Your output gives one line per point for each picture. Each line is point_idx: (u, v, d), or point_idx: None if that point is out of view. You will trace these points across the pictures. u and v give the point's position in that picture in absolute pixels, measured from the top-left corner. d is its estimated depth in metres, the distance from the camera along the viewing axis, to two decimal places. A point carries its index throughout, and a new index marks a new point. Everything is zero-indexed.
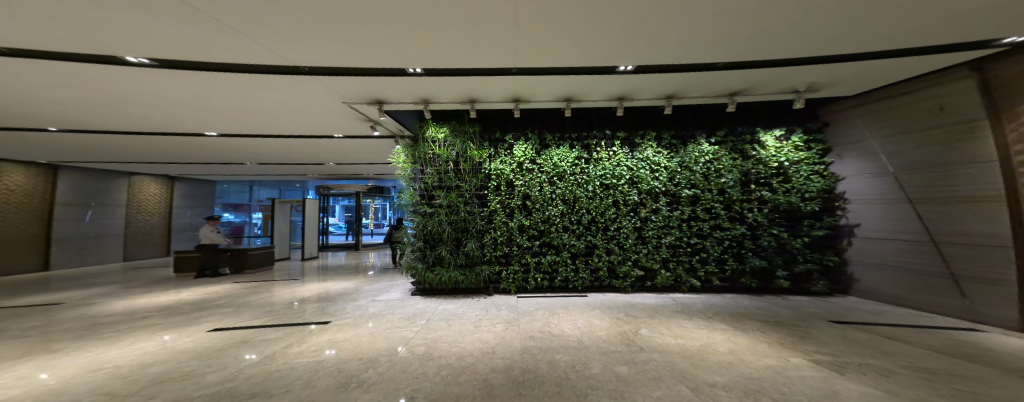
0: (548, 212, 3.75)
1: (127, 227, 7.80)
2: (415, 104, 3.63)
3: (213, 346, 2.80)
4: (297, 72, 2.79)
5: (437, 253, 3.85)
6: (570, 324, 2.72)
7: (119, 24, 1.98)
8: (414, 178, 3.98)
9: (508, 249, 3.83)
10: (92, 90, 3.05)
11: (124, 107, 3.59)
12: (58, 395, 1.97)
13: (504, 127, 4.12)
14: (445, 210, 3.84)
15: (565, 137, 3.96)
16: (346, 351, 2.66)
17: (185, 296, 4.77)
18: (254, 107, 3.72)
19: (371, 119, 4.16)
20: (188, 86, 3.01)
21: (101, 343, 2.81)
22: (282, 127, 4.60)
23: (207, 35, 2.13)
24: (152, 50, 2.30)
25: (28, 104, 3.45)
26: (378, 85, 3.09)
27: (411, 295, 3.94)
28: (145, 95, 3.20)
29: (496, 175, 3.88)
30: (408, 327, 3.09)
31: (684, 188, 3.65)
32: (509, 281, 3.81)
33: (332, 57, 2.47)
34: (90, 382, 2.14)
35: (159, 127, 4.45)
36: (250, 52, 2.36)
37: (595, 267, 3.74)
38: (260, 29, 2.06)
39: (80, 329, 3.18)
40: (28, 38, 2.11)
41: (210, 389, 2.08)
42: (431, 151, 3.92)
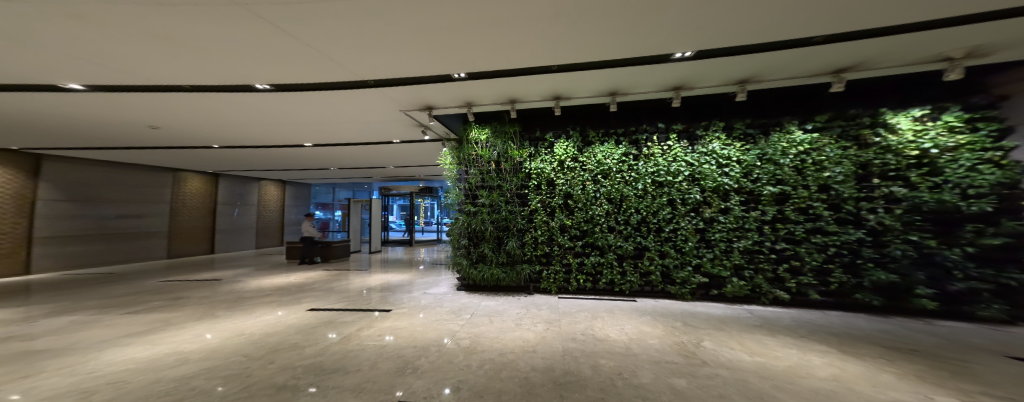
0: (591, 212, 3.61)
1: (258, 221, 9.45)
2: (461, 107, 3.74)
3: (308, 323, 3.23)
4: (365, 85, 3.07)
5: (480, 250, 3.95)
6: (615, 329, 2.57)
7: (235, 56, 2.37)
8: (459, 179, 4.12)
9: (549, 249, 3.78)
10: (222, 113, 3.74)
11: (245, 126, 4.33)
12: (217, 351, 2.44)
13: (548, 126, 4.04)
14: (487, 210, 3.93)
15: (611, 133, 3.76)
16: (402, 337, 2.86)
17: (293, 278, 5.65)
18: (333, 120, 4.21)
19: (421, 124, 4.42)
20: (288, 104, 3.51)
21: (241, 313, 3.45)
22: (353, 135, 5.14)
23: (298, 58, 2.44)
24: (260, 74, 2.72)
25: (184, 128, 4.34)
26: (432, 93, 3.27)
27: (457, 289, 4.10)
28: (259, 113, 3.81)
29: (536, 174, 3.85)
30: (456, 319, 3.23)
31: (768, 185, 3.21)
32: (550, 281, 3.76)
33: (394, 69, 2.68)
34: (236, 343, 2.62)
35: (266, 141, 5.28)
36: (331, 69, 2.66)
37: (645, 271, 3.52)
38: (339, 49, 2.31)
39: (238, 300, 3.91)
40: (178, 74, 2.65)
41: (309, 361, 2.39)
42: (474, 152, 4.02)
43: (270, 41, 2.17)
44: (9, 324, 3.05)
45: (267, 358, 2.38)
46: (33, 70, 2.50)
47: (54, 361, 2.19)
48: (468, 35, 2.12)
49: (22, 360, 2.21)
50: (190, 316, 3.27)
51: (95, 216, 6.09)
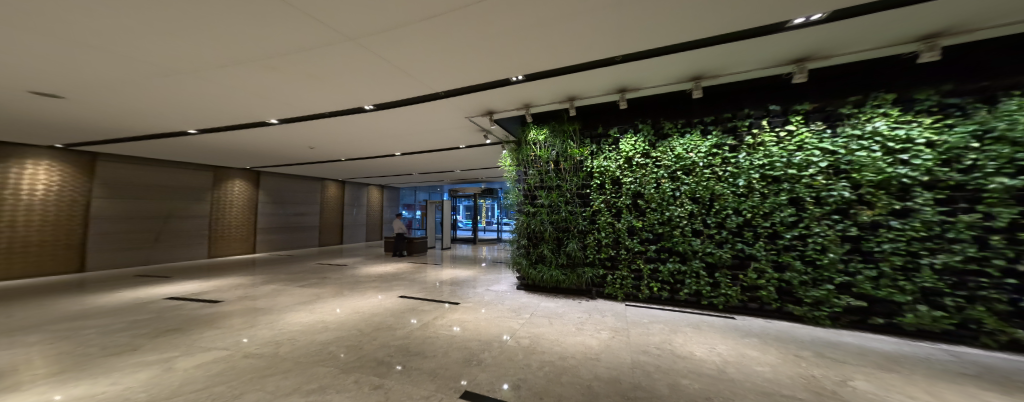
0: (668, 213, 3.26)
1: (367, 218, 11.78)
2: (518, 110, 3.80)
3: (397, 309, 3.67)
4: (434, 97, 3.38)
5: (538, 252, 3.94)
6: (702, 347, 2.27)
7: (331, 78, 2.87)
8: (519, 180, 4.18)
9: (614, 252, 3.56)
10: (331, 127, 4.60)
11: (348, 137, 5.26)
12: (342, 324, 3.19)
13: (616, 121, 3.77)
14: (546, 210, 3.89)
15: (692, 123, 3.34)
16: (468, 330, 3.01)
17: (388, 268, 6.67)
18: (411, 131, 4.77)
19: (483, 129, 4.60)
20: (376, 118, 4.13)
21: (353, 296, 4.32)
22: (428, 144, 5.73)
23: (377, 75, 2.83)
24: (356, 93, 3.24)
25: (326, 145, 5.85)
26: (494, 100, 3.47)
27: (518, 289, 4.14)
28: (359, 127, 4.60)
29: (599, 173, 3.67)
30: (520, 318, 3.26)
31: (999, 176, 2.17)
32: (615, 286, 3.53)
33: (460, 80, 2.93)
34: (350, 319, 3.35)
35: (368, 151, 6.44)
36: (404, 82, 2.99)
37: (749, 285, 2.99)
38: (408, 62, 2.59)
39: (356, 284, 5.10)
40: (301, 98, 3.35)
41: (399, 342, 2.72)
42: (533, 153, 4.02)
43: (364, 64, 2.63)
44: (244, 288, 4.78)
45: (371, 336, 2.86)
46: (232, 107, 3.59)
47: (264, 317, 3.34)
48: (524, 40, 2.23)
49: (251, 313, 3.47)
50: (331, 293, 4.55)
51: (283, 214, 8.68)
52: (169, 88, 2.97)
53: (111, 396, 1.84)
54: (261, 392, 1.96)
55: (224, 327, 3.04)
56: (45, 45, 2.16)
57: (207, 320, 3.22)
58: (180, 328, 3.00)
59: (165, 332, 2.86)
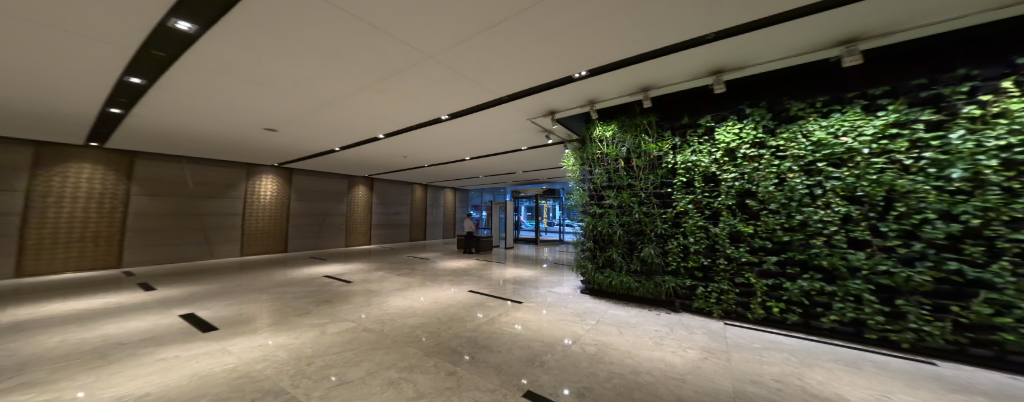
0: (801, 216, 2.58)
1: (444, 217, 13.03)
2: (582, 107, 3.63)
3: (467, 302, 3.88)
4: (499, 102, 3.47)
5: (605, 256, 3.73)
6: (862, 392, 1.78)
7: (410, 92, 3.19)
8: (583, 179, 4.00)
9: (708, 261, 3.09)
10: (411, 137, 5.17)
11: (425, 145, 5.85)
12: (428, 308, 3.62)
13: (713, 108, 3.23)
14: (616, 211, 3.63)
15: (844, 99, 2.55)
16: (529, 329, 3.01)
17: (459, 263, 7.20)
18: (478, 136, 5.03)
19: (546, 129, 4.55)
20: (448, 126, 4.48)
21: (430, 287, 4.79)
22: (494, 147, 5.98)
23: (448, 86, 3.04)
24: (433, 103, 3.53)
25: (414, 154, 6.71)
26: (558, 100, 3.39)
27: (582, 294, 3.97)
28: (434, 136, 5.06)
29: (685, 170, 3.25)
30: (585, 322, 3.12)
31: None
32: (708, 300, 3.08)
33: (522, 81, 2.93)
34: (434, 305, 3.76)
35: (442, 157, 7.06)
36: (471, 90, 3.15)
37: (975, 324, 2.08)
38: (473, 70, 2.71)
39: (434, 276, 5.67)
40: (386, 111, 3.82)
41: (471, 333, 2.86)
42: (599, 151, 3.82)
43: (434, 76, 2.83)
44: (364, 272, 6.09)
45: (447, 325, 3.06)
46: (337, 123, 4.31)
47: (374, 298, 4.09)
48: (586, 30, 2.10)
49: (366, 295, 4.31)
50: (416, 282, 5.20)
51: (383, 212, 10.44)
52: (294, 110, 3.72)
53: (294, 347, 2.56)
54: (370, 362, 2.31)
55: (354, 303, 3.86)
56: (223, 86, 2.96)
57: (344, 297, 4.19)
58: (330, 300, 4.00)
59: (324, 303, 3.85)
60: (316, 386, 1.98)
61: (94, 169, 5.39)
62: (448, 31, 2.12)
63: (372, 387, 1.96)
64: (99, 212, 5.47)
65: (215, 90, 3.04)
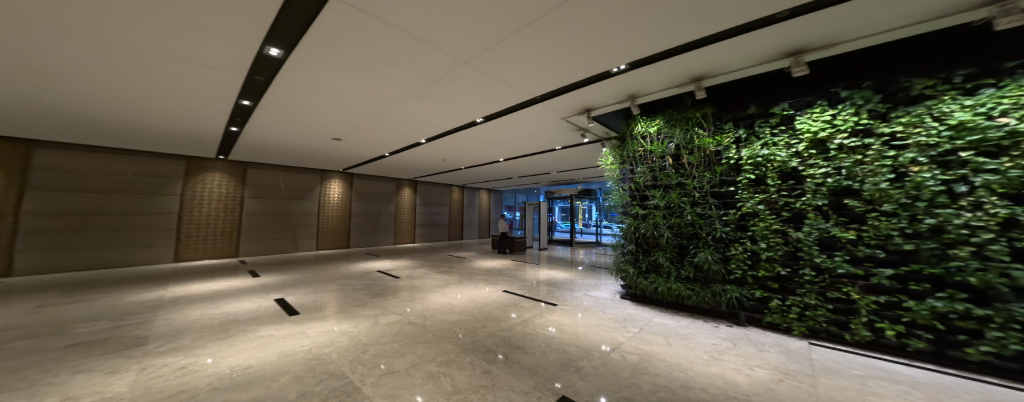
0: (937, 219, 2.09)
1: (480, 217, 13.41)
2: (621, 102, 3.49)
3: (501, 302, 3.93)
4: (532, 102, 3.50)
5: (649, 261, 3.56)
6: None
7: (448, 97, 3.34)
8: (624, 179, 3.85)
9: (784, 270, 2.74)
10: (448, 140, 5.40)
11: (462, 148, 6.09)
12: (467, 305, 3.81)
13: (789, 95, 2.87)
14: (663, 213, 3.42)
15: (1003, 69, 2.04)
16: (564, 332, 2.97)
17: (494, 263, 7.37)
18: (512, 137, 5.11)
19: (581, 128, 4.47)
20: (483, 129, 4.61)
21: (466, 285, 4.99)
22: (528, 148, 6.03)
23: (482, 89, 3.13)
24: (469, 107, 3.66)
25: (451, 156, 7.01)
26: (593, 97, 3.31)
27: (620, 299, 3.83)
28: (469, 138, 5.24)
29: (753, 165, 2.94)
30: (628, 329, 3.00)
31: None
32: (778, 314, 2.76)
33: (556, 79, 2.90)
34: (470, 302, 3.92)
35: (477, 159, 7.28)
36: (505, 93, 3.22)
37: None
38: (507, 72, 2.77)
39: (470, 275, 5.89)
40: (426, 116, 4.03)
41: (505, 333, 2.91)
42: (641, 149, 3.67)
43: (470, 80, 2.92)
44: (410, 269, 6.67)
45: (481, 324, 3.13)
46: (382, 129, 4.65)
47: (418, 295, 4.43)
48: (621, 21, 2.02)
49: (411, 290, 4.71)
50: (453, 280, 5.44)
51: (424, 213, 11.11)
52: (346, 118, 4.10)
53: (354, 335, 2.86)
54: (414, 355, 2.49)
55: (401, 298, 4.26)
56: (288, 98, 3.36)
57: (392, 291, 4.64)
58: (381, 295, 4.46)
59: (376, 296, 4.43)
60: (369, 373, 2.20)
61: (221, 176, 6.87)
62: (481, 33, 2.17)
63: (415, 379, 2.10)
64: (225, 210, 6.92)
65: (282, 102, 3.45)
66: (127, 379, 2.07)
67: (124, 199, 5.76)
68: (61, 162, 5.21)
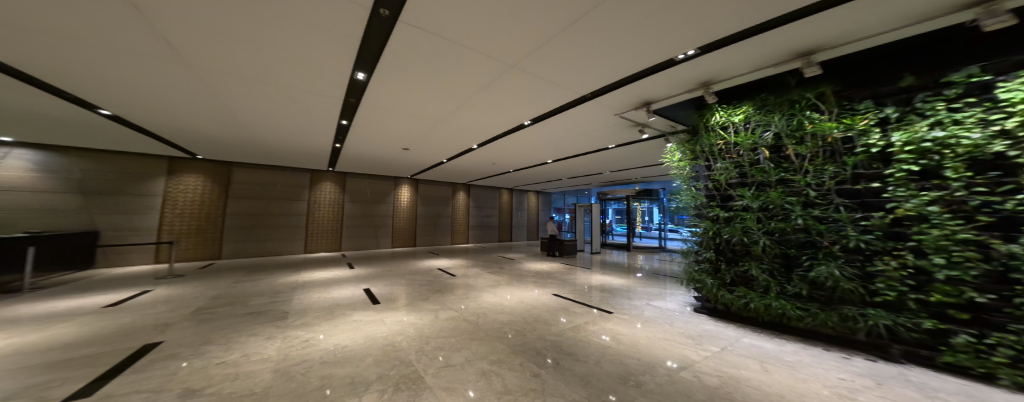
0: None
1: (532, 220, 14.01)
2: (684, 95, 3.42)
3: (551, 306, 4.12)
4: (583, 100, 3.72)
5: (733, 272, 3.18)
6: None
7: (507, 100, 3.76)
8: (696, 177, 3.55)
9: (975, 294, 2.06)
10: (505, 143, 5.88)
11: (515, 150, 6.56)
12: (514, 306, 4.27)
13: (966, 61, 2.24)
14: (757, 215, 2.95)
15: None
16: (621, 342, 3.02)
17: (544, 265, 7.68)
18: (563, 137, 5.38)
19: (640, 123, 4.46)
20: (536, 130, 4.97)
21: (516, 285, 5.47)
22: (579, 148, 6.22)
23: (535, 91, 3.50)
24: (524, 108, 4.05)
25: (504, 160, 7.56)
26: (643, 91, 3.40)
27: (694, 313, 3.51)
28: (522, 140, 5.67)
29: (915, 153, 2.30)
30: (709, 349, 2.75)
31: None
32: (963, 355, 2.07)
33: (601, 75, 3.09)
34: (518, 303, 4.37)
35: (528, 162, 7.72)
36: (555, 93, 3.53)
37: None
38: (557, 74, 3.09)
39: (520, 275, 6.33)
40: (485, 120, 4.56)
41: (554, 338, 3.16)
42: (722, 142, 3.29)
43: (520, 83, 3.29)
44: (463, 269, 7.57)
45: (531, 326, 3.44)
46: (450, 133, 5.31)
47: (472, 293, 5.08)
48: (659, 18, 2.17)
49: (463, 289, 5.43)
50: (506, 280, 5.92)
51: (480, 215, 12.14)
52: (421, 125, 4.84)
53: (418, 325, 3.68)
54: (468, 351, 2.89)
55: (455, 295, 5.01)
56: (379, 110, 4.20)
57: (450, 289, 5.44)
58: (441, 293, 5.27)
59: (436, 292, 5.29)
60: (431, 363, 2.67)
61: (330, 185, 8.81)
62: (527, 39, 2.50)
63: (470, 375, 2.46)
64: (334, 211, 8.87)
65: (375, 112, 4.29)
66: (276, 344, 3.09)
67: (275, 203, 7.95)
68: (245, 177, 7.63)
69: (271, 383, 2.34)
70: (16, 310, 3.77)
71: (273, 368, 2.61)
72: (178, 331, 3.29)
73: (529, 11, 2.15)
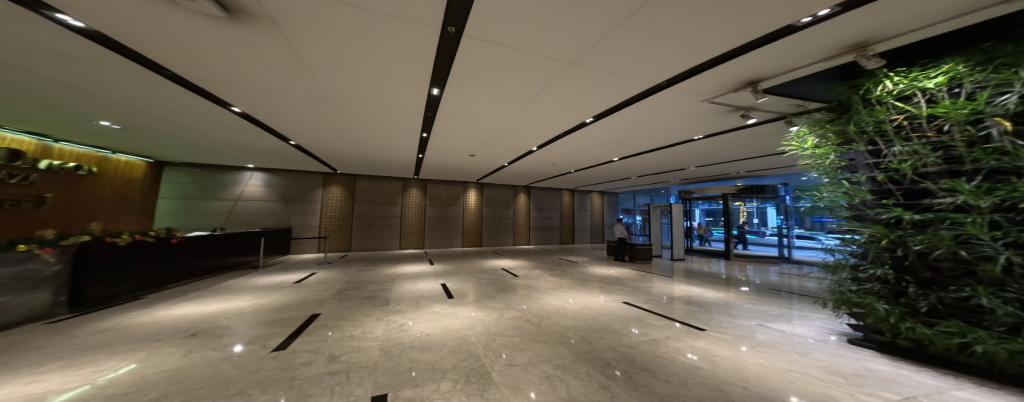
0: None
1: (589, 221, 14.91)
2: (812, 66, 2.93)
3: (623, 315, 4.43)
4: (658, 88, 3.68)
5: (933, 298, 2.37)
6: None
7: (581, 95, 3.96)
8: (854, 166, 2.84)
9: None
10: (581, 137, 6.05)
11: (586, 144, 6.70)
12: (578, 314, 4.50)
13: None
14: (986, 217, 2.11)
15: None
16: (706, 360, 2.91)
17: (613, 274, 7.54)
18: (640, 128, 5.30)
19: (742, 106, 4.08)
20: (609, 122, 5.04)
21: (580, 295, 5.65)
22: (657, 139, 5.99)
23: (606, 84, 3.64)
24: (596, 101, 4.19)
25: (574, 154, 7.72)
26: (722, 77, 3.29)
27: (850, 345, 2.76)
28: (595, 134, 5.80)
29: None
30: (883, 396, 2.08)
31: None
32: None
33: (671, 63, 3.10)
34: (581, 312, 4.58)
35: (599, 155, 7.72)
36: (627, 83, 3.59)
37: None
38: (628, 66, 3.19)
39: (583, 284, 6.45)
40: (558, 116, 4.85)
41: (624, 349, 3.27)
42: (905, 117, 2.54)
43: (588, 77, 3.48)
44: (526, 269, 8.13)
45: (599, 335, 3.70)
46: (526, 132, 5.74)
47: (538, 296, 5.47)
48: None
49: (528, 291, 5.90)
50: (573, 289, 6.09)
51: (538, 217, 13.61)
52: (504, 126, 5.41)
53: (487, 319, 4.24)
54: (531, 353, 3.21)
55: (520, 296, 5.54)
56: (468, 116, 4.91)
57: (516, 290, 5.94)
58: (509, 293, 5.76)
59: (502, 291, 5.86)
60: (496, 360, 3.02)
61: (415, 192, 11.48)
62: (587, 37, 2.72)
63: (533, 376, 2.71)
64: (420, 213, 11.48)
65: (464, 118, 4.98)
66: (383, 325, 3.99)
67: (382, 206, 10.92)
68: (365, 186, 10.78)
69: (378, 359, 3.03)
70: (252, 281, 6.06)
71: (380, 346, 3.35)
72: (327, 306, 4.75)
73: (586, 13, 2.40)
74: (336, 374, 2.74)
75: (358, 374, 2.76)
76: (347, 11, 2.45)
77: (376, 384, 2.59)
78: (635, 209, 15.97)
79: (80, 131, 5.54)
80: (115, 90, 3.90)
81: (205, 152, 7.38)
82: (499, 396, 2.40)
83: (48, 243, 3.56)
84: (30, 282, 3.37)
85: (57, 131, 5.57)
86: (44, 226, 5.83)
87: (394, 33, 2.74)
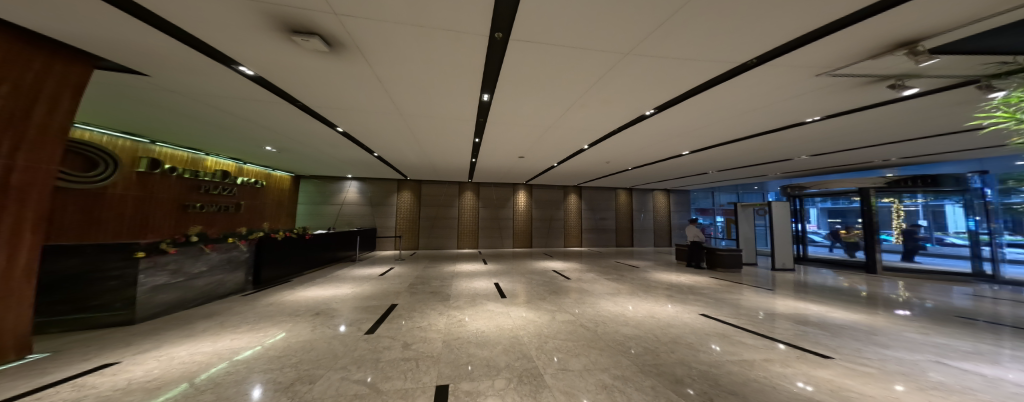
0: None
1: (652, 222, 13.68)
2: (1008, 14, 2.20)
3: (703, 330, 3.84)
4: (745, 68, 3.17)
5: None
6: None
7: (647, 86, 3.63)
8: None
9: None
10: (648, 131, 5.54)
11: (652, 139, 6.14)
12: (641, 323, 4.11)
13: None
14: None
15: None
16: (828, 394, 2.39)
17: (682, 282, 6.76)
18: (724, 116, 4.63)
19: (890, 76, 3.17)
20: (680, 112, 4.52)
21: (642, 302, 5.15)
22: (745, 127, 5.12)
23: (680, 72, 3.28)
24: (667, 93, 3.79)
25: (635, 150, 7.15)
26: (849, 43, 2.65)
27: None
28: (667, 127, 5.26)
29: None
30: None
31: None
32: None
33: (769, 36, 2.60)
34: (645, 321, 4.18)
35: (665, 150, 7.00)
36: (704, 68, 3.17)
37: None
38: (708, 49, 2.81)
39: (647, 291, 5.93)
40: (619, 112, 4.54)
41: (701, 367, 2.88)
42: None
43: (657, 67, 3.18)
44: (579, 272, 7.85)
45: (668, 347, 3.30)
46: (587, 130, 5.50)
47: (593, 301, 5.19)
48: None
49: (579, 294, 5.67)
50: (632, 295, 5.63)
51: (592, 218, 13.04)
52: (566, 126, 5.25)
53: (541, 320, 4.18)
54: (587, 359, 3.04)
55: (573, 299, 5.32)
56: (528, 119, 4.91)
57: (566, 293, 5.75)
58: (559, 295, 5.60)
59: (553, 293, 5.72)
60: (549, 363, 2.93)
61: (470, 194, 12.05)
62: (651, 21, 2.45)
63: (590, 385, 2.54)
64: (475, 215, 12.01)
65: (526, 121, 4.99)
66: (451, 320, 4.20)
67: (442, 209, 11.73)
68: (429, 190, 11.73)
69: (440, 350, 3.20)
70: (348, 273, 7.03)
71: (444, 338, 3.56)
72: (402, 298, 5.24)
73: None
74: (410, 360, 2.97)
75: (426, 362, 2.95)
76: (415, 34, 2.66)
77: (440, 373, 2.73)
78: (713, 209, 13.98)
79: (253, 153, 7.24)
80: (276, 122, 5.03)
81: (320, 165, 8.94)
82: (553, 400, 2.33)
83: (245, 237, 4.97)
84: (234, 264, 4.72)
85: (246, 156, 7.48)
86: (240, 223, 8.09)
87: (454, 48, 2.89)
